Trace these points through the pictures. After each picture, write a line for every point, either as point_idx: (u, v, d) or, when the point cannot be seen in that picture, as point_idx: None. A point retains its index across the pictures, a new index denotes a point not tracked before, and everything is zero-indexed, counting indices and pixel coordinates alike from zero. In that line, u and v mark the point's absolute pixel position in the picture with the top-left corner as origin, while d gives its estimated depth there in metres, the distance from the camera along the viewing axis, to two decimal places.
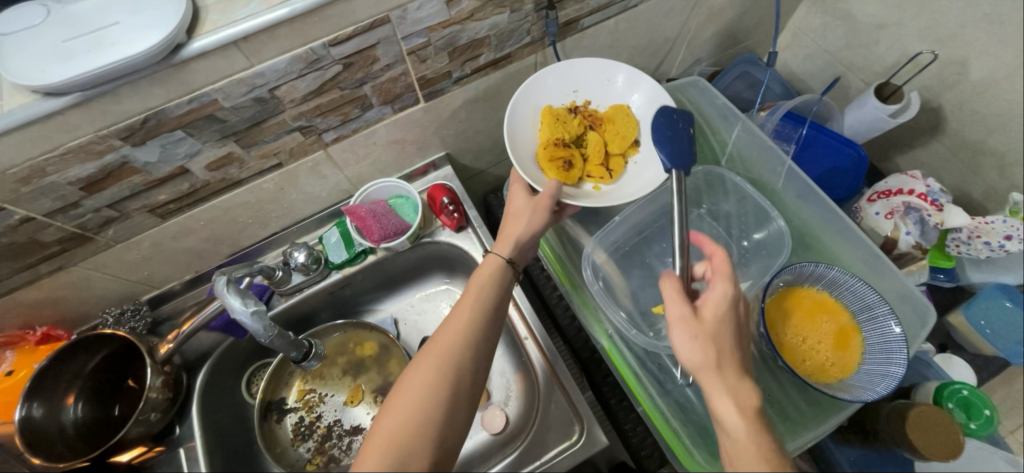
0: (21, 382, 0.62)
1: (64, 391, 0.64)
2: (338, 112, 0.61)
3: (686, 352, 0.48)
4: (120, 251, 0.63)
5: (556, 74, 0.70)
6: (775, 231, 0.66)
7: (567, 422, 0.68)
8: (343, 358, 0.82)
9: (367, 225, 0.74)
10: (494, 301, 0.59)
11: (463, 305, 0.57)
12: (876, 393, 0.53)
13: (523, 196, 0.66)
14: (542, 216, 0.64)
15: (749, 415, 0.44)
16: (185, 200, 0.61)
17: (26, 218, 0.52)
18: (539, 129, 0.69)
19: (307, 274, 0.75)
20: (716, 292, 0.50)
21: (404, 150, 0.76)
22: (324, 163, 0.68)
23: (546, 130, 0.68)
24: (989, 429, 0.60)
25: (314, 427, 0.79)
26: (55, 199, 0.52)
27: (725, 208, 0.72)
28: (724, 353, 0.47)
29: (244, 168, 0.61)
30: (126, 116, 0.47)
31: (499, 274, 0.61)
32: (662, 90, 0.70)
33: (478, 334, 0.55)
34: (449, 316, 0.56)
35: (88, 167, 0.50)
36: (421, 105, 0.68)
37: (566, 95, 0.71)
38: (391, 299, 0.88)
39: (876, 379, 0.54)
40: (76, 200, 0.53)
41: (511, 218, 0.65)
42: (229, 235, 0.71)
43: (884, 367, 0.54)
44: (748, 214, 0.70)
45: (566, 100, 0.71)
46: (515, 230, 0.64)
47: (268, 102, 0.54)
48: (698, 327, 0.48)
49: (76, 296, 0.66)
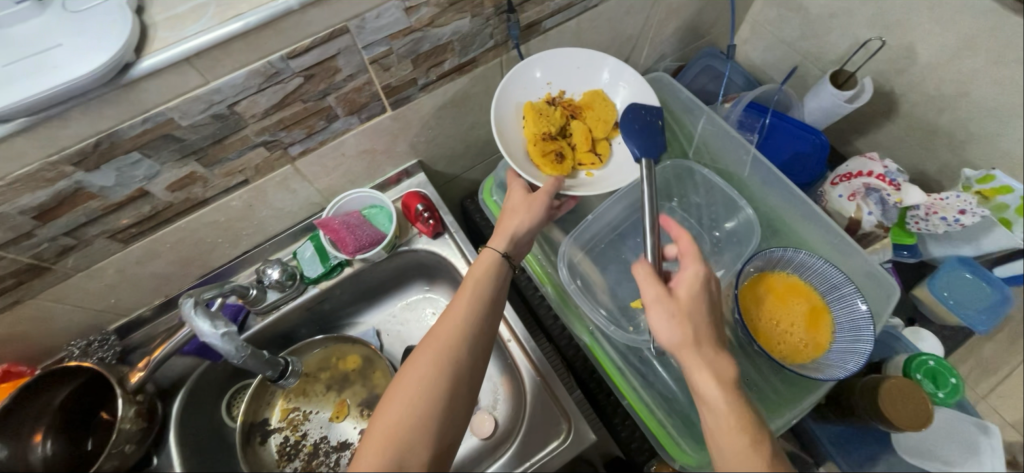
0: None
1: (31, 429, 0.62)
2: (303, 125, 0.60)
3: (669, 336, 0.50)
4: (82, 279, 0.61)
5: (528, 70, 0.70)
6: (745, 219, 0.68)
7: (554, 421, 0.68)
8: (326, 374, 0.81)
9: (341, 237, 0.73)
10: (489, 296, 0.59)
11: (458, 301, 0.57)
12: (847, 370, 0.54)
13: (520, 192, 0.67)
14: (539, 210, 0.65)
15: (728, 385, 0.46)
16: (148, 223, 0.59)
17: None
18: (524, 125, 0.70)
19: (282, 291, 0.74)
20: (690, 273, 0.52)
21: (375, 159, 0.75)
22: (293, 177, 0.67)
23: (531, 125, 0.69)
24: (955, 396, 0.63)
25: (300, 446, 0.77)
26: (7, 230, 0.50)
27: (696, 199, 0.73)
28: (705, 331, 0.49)
29: (209, 187, 0.60)
30: (77, 141, 0.45)
31: (496, 268, 0.61)
32: (632, 72, 0.72)
33: (475, 329, 0.55)
34: (445, 312, 0.56)
35: (40, 195, 0.48)
36: (388, 113, 0.68)
37: (541, 88, 0.72)
38: (372, 310, 0.88)
39: (847, 356, 0.55)
40: (29, 230, 0.51)
41: (507, 212, 0.66)
42: (199, 257, 0.70)
43: (852, 344, 0.56)
44: (718, 204, 0.71)
45: (541, 93, 0.72)
46: (512, 223, 0.64)
47: (228, 119, 0.53)
48: (673, 306, 0.50)
49: (38, 330, 0.63)
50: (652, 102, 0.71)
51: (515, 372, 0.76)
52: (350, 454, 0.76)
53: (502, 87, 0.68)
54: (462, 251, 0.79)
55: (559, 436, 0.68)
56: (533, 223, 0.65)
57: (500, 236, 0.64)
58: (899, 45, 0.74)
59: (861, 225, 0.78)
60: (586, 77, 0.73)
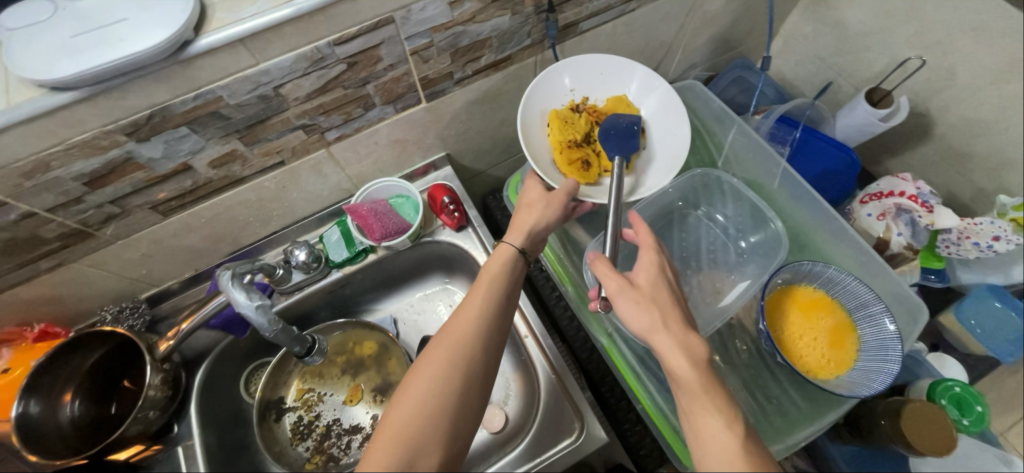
0: (18, 380, 0.62)
1: (61, 389, 0.64)
2: (341, 111, 0.62)
3: (637, 318, 0.50)
4: (120, 247, 0.63)
5: (551, 77, 0.69)
6: (771, 231, 0.67)
7: (567, 419, 0.68)
8: (342, 357, 0.82)
9: (368, 223, 0.74)
10: (505, 291, 0.59)
11: (474, 298, 0.57)
12: (872, 389, 0.54)
13: (537, 189, 0.68)
14: (555, 206, 0.66)
15: (702, 362, 0.47)
16: (188, 197, 0.61)
17: (28, 213, 0.52)
18: (548, 132, 0.69)
19: (307, 273, 0.75)
20: (646, 263, 0.55)
21: (405, 150, 0.77)
22: (326, 162, 0.69)
23: (556, 132, 0.68)
24: (979, 425, 0.62)
25: (313, 426, 0.79)
26: (59, 194, 0.52)
27: (722, 209, 0.73)
28: (675, 313, 0.50)
29: (247, 165, 0.61)
30: (132, 112, 0.47)
31: (510, 266, 0.61)
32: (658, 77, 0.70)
33: (489, 324, 0.55)
34: (459, 309, 0.56)
35: (92, 162, 0.50)
36: (423, 105, 0.69)
37: (565, 94, 0.71)
38: (390, 298, 0.89)
39: (871, 375, 0.55)
40: (79, 195, 0.53)
41: (521, 210, 0.67)
42: (230, 234, 0.72)
43: (878, 364, 0.55)
44: (745, 215, 0.71)
45: (565, 100, 0.71)
46: (528, 219, 0.65)
47: (272, 100, 0.55)
48: (633, 288, 0.52)
49: (75, 294, 0.66)
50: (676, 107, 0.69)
51: (530, 369, 0.76)
52: (361, 437, 0.78)
53: (529, 92, 0.68)
54: (483, 246, 0.80)
55: (571, 434, 0.68)
56: (547, 218, 0.66)
57: (513, 231, 0.65)
58: (940, 66, 0.73)
59: (889, 246, 0.78)
60: (611, 84, 0.72)
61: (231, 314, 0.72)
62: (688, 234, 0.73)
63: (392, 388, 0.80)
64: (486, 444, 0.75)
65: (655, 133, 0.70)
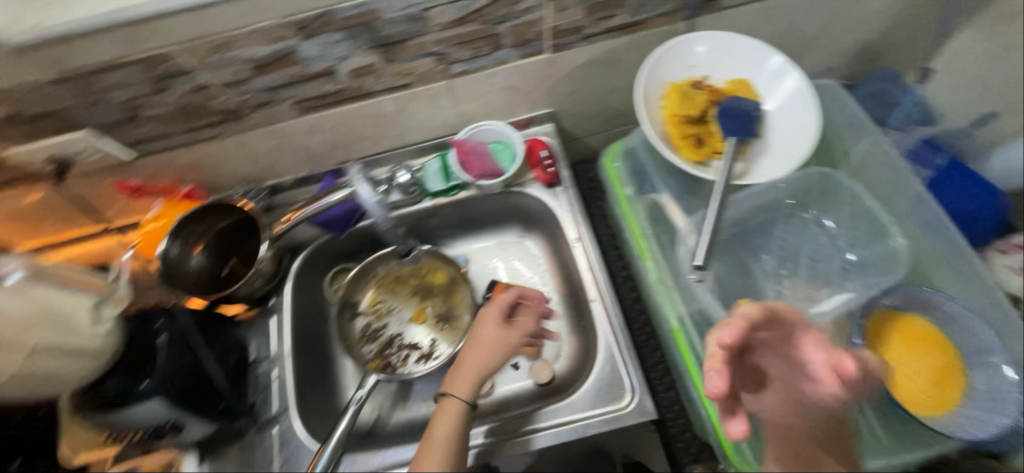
0: (164, 228, 0.74)
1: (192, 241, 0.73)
2: (472, 46, 0.65)
3: (773, 432, 0.44)
4: (260, 134, 0.72)
5: (675, 49, 0.67)
6: (892, 250, 0.63)
7: (621, 386, 0.68)
8: (415, 281, 0.89)
9: (469, 161, 0.79)
10: (481, 373, 0.65)
11: (442, 425, 0.60)
12: (976, 437, 0.52)
13: (491, 323, 0.69)
14: (507, 344, 0.68)
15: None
16: (324, 100, 0.68)
17: (204, 86, 0.61)
18: (663, 104, 0.67)
19: (405, 195, 0.81)
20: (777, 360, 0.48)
21: (515, 98, 0.78)
22: (443, 94, 0.73)
23: (671, 106, 0.66)
24: None
25: (379, 334, 0.86)
26: (231, 73, 0.60)
27: (837, 219, 0.69)
28: (822, 418, 0.43)
29: (379, 81, 0.67)
30: (306, 9, 0.53)
31: (500, 336, 0.68)
32: (792, 65, 0.65)
33: (462, 408, 0.61)
34: (433, 438, 0.59)
35: (264, 49, 0.57)
36: (545, 55, 0.70)
37: (685, 68, 0.68)
38: (466, 239, 0.93)
39: (978, 424, 0.53)
40: (244, 78, 0.61)
41: (462, 362, 0.66)
42: (346, 144, 0.78)
43: (988, 415, 0.53)
44: (862, 230, 0.66)
45: (684, 74, 0.68)
46: (478, 359, 0.65)
47: (418, 22, 0.59)
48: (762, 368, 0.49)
49: (217, 167, 0.76)
50: (808, 96, 0.64)
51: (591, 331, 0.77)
52: (418, 354, 0.85)
53: (644, 64, 0.65)
54: (570, 207, 0.80)
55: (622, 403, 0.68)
56: (489, 358, 0.66)
57: (454, 379, 0.64)
58: None
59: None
60: (738, 63, 0.68)
61: (333, 213, 0.81)
62: (790, 236, 0.69)
63: (454, 319, 0.86)
64: (529, 392, 0.78)
65: (777, 122, 0.66)
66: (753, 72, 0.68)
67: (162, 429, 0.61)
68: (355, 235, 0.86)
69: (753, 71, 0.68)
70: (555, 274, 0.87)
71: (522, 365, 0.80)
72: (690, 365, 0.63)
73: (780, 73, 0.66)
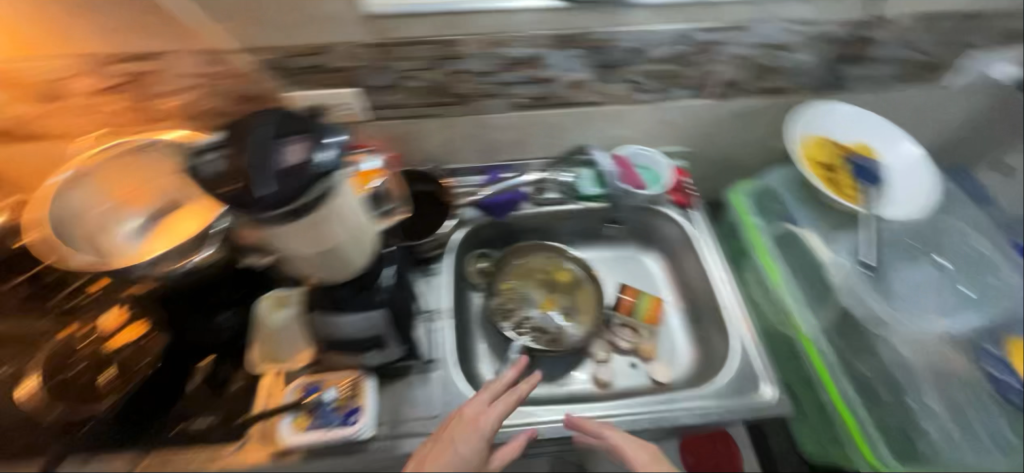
0: None
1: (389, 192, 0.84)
2: (661, 82, 0.80)
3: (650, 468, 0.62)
4: (467, 120, 0.84)
5: (854, 121, 0.81)
6: (987, 286, 0.70)
7: (757, 379, 0.75)
8: (541, 275, 0.96)
9: (630, 173, 0.91)
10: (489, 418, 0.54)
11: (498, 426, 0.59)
12: None
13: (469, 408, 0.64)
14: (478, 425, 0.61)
15: None
16: (533, 102, 0.82)
17: (465, 71, 0.74)
18: (850, 142, 0.81)
19: (561, 195, 0.95)
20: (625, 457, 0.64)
21: (665, 133, 0.92)
22: (617, 116, 0.87)
23: (837, 147, 0.80)
24: None
25: (511, 313, 0.91)
26: (490, 64, 0.74)
27: (944, 257, 0.75)
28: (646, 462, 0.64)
29: (581, 95, 0.82)
30: (573, 27, 0.70)
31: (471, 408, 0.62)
32: (919, 166, 0.78)
33: None
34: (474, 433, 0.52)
35: (524, 50, 0.73)
36: (707, 101, 0.85)
37: (855, 136, 0.81)
38: (586, 248, 1.03)
39: None
40: (496, 70, 0.75)
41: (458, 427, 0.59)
42: (522, 144, 0.91)
43: None
44: (963, 271, 0.73)
45: (853, 139, 0.81)
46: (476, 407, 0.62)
47: (638, 53, 0.75)
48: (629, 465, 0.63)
49: (411, 144, 0.87)
50: (919, 192, 0.77)
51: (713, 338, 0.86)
52: (547, 338, 0.88)
53: (794, 117, 0.80)
54: (702, 228, 0.92)
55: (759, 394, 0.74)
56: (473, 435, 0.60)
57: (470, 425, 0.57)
58: None
59: None
60: (879, 143, 0.80)
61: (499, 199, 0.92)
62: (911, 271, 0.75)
63: (580, 312, 0.92)
64: (645, 388, 0.86)
65: (882, 190, 0.77)
66: (881, 149, 0.79)
67: (370, 344, 0.68)
68: (502, 226, 0.97)
69: (883, 147, 0.79)
70: (670, 289, 0.97)
71: (639, 365, 0.88)
72: (823, 371, 0.71)
73: (907, 165, 0.78)
